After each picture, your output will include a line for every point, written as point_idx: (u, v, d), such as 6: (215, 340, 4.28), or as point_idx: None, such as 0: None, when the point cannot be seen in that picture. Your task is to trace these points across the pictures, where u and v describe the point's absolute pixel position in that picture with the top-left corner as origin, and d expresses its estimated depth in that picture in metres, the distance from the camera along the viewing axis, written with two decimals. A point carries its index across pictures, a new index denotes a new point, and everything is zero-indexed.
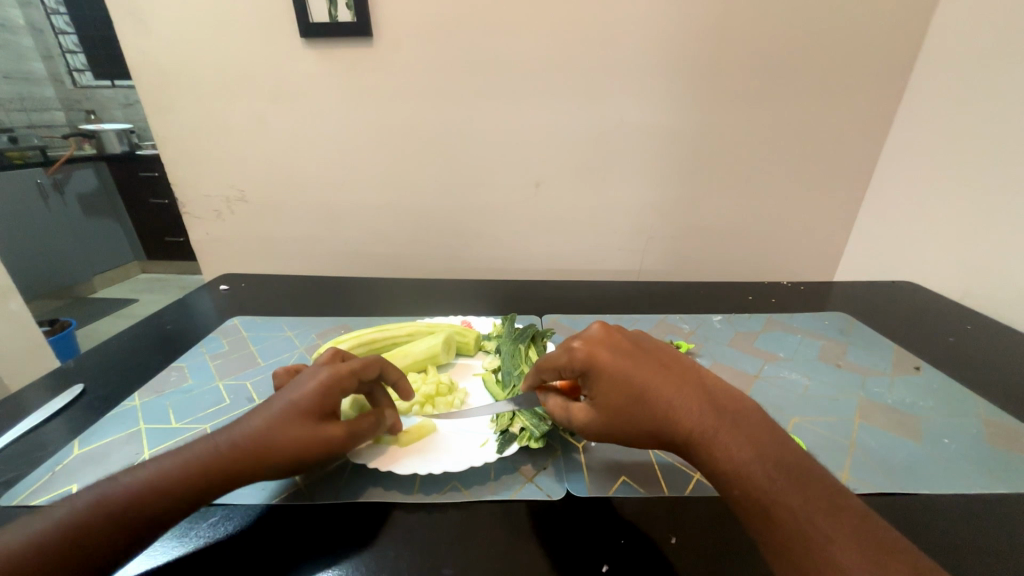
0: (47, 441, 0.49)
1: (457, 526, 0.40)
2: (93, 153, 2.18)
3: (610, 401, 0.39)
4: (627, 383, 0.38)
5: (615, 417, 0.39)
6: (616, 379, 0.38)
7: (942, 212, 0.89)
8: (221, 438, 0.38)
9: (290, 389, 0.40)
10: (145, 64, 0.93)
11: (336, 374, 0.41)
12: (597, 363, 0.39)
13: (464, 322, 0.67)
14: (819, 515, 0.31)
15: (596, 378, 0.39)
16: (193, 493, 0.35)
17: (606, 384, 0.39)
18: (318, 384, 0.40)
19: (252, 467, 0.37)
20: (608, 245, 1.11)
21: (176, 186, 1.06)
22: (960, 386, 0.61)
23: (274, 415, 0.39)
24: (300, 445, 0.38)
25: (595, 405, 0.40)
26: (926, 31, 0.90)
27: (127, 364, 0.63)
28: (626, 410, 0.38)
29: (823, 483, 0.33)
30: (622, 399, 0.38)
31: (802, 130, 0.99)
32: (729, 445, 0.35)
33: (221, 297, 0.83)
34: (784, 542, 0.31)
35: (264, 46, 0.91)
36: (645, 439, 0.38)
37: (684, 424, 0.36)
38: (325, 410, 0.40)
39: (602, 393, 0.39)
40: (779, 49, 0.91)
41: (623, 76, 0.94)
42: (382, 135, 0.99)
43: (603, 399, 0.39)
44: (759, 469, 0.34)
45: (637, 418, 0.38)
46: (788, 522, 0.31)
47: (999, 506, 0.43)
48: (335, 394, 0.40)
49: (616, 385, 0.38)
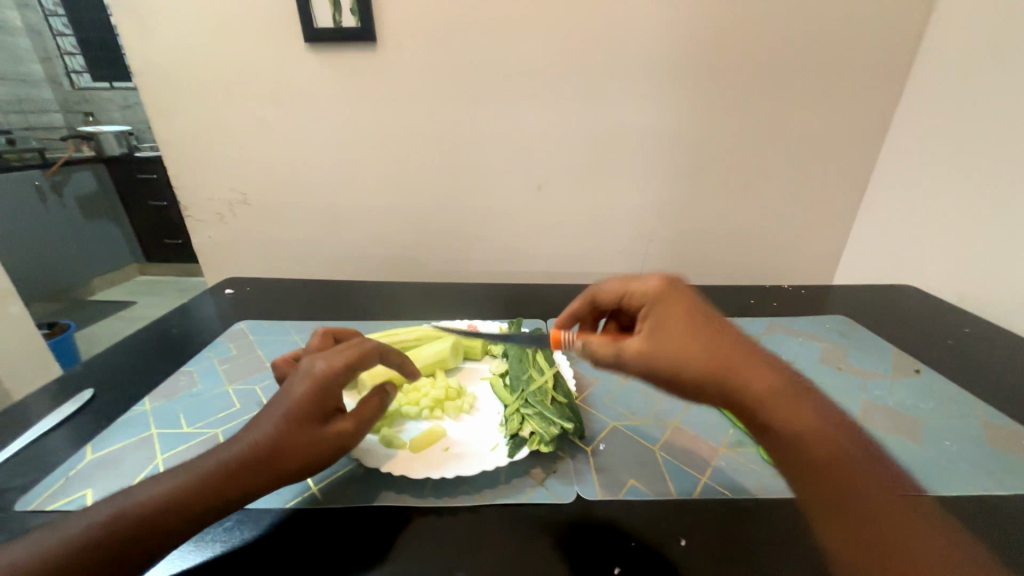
0: (60, 446, 0.50)
1: (470, 531, 0.41)
2: (91, 155, 2.17)
3: (677, 330, 0.41)
4: (690, 317, 0.42)
5: (681, 343, 0.40)
6: (678, 312, 0.42)
7: (938, 216, 0.90)
8: (228, 454, 0.38)
9: (285, 391, 0.41)
10: (149, 70, 0.94)
11: (328, 372, 0.40)
12: (673, 300, 0.43)
13: (471, 326, 0.68)
14: (861, 469, 0.35)
15: (669, 311, 0.43)
16: (201, 510, 0.36)
17: (668, 316, 0.42)
18: (314, 380, 0.40)
19: (266, 484, 0.38)
20: (610, 248, 1.11)
21: (178, 190, 1.07)
22: (958, 388, 0.62)
23: (276, 419, 0.39)
24: (309, 447, 0.39)
25: (659, 333, 0.41)
26: (921, 39, 0.92)
27: (135, 369, 0.63)
28: (681, 341, 0.40)
29: (862, 438, 0.37)
30: (688, 332, 0.40)
31: (801, 135, 1.00)
32: (786, 399, 0.37)
33: (225, 302, 0.83)
34: (827, 493, 0.34)
35: (268, 52, 0.92)
36: (695, 379, 0.39)
37: (735, 357, 0.39)
38: (325, 407, 0.41)
39: (672, 322, 0.42)
40: (778, 55, 0.93)
41: (625, 80, 0.95)
42: (385, 139, 1.00)
43: (670, 327, 0.41)
44: (809, 423, 0.36)
45: (694, 350, 0.40)
46: (831, 471, 0.35)
47: (1001, 506, 0.44)
48: (332, 390, 0.41)
49: (684, 319, 0.42)
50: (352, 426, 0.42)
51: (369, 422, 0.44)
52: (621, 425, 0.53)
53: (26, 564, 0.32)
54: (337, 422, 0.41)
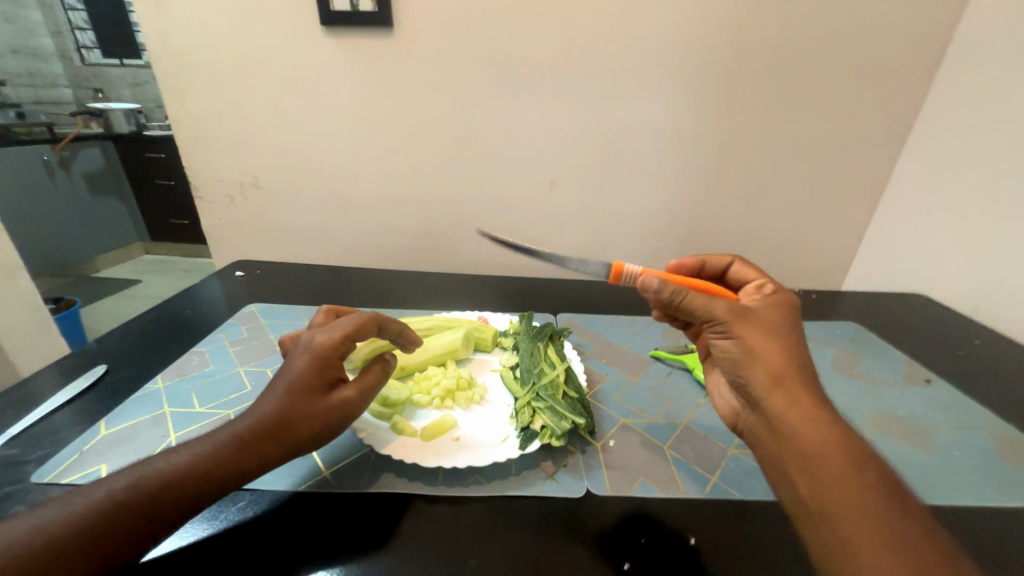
0: (74, 421, 0.50)
1: (480, 521, 0.41)
2: (99, 131, 2.16)
3: (767, 325, 0.40)
4: (786, 325, 0.41)
5: (762, 335, 0.40)
6: (779, 317, 0.41)
7: (954, 226, 0.89)
8: (239, 428, 0.39)
9: (287, 366, 0.42)
10: (164, 48, 0.93)
11: (327, 345, 0.42)
12: (779, 308, 0.42)
13: (481, 318, 0.68)
14: (882, 495, 0.33)
15: (765, 311, 0.42)
16: (218, 481, 0.37)
17: (766, 315, 0.41)
18: (314, 354, 0.42)
19: (276, 455, 0.39)
20: (619, 245, 1.11)
21: (189, 171, 1.06)
22: (969, 399, 0.62)
23: (280, 391, 0.40)
24: (314, 415, 0.41)
25: (752, 318, 0.41)
26: (947, 46, 0.90)
27: (147, 347, 0.64)
28: (780, 327, 0.40)
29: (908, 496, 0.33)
30: (776, 333, 0.40)
31: (819, 138, 0.99)
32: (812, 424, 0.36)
33: (234, 284, 0.84)
34: (831, 501, 0.33)
35: (284, 34, 0.91)
36: (779, 360, 0.38)
37: (803, 365, 0.39)
38: (327, 378, 0.42)
39: (765, 319, 0.41)
40: (800, 57, 0.91)
41: (643, 76, 0.94)
42: (399, 126, 0.99)
43: (762, 321, 0.41)
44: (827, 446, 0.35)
45: (788, 339, 0.40)
46: (835, 471, 0.34)
47: (1011, 521, 0.44)
48: (332, 362, 0.42)
49: (774, 323, 0.41)
50: (356, 393, 0.43)
51: (372, 388, 0.45)
52: (631, 423, 0.53)
53: (45, 527, 0.32)
54: (342, 390, 0.43)
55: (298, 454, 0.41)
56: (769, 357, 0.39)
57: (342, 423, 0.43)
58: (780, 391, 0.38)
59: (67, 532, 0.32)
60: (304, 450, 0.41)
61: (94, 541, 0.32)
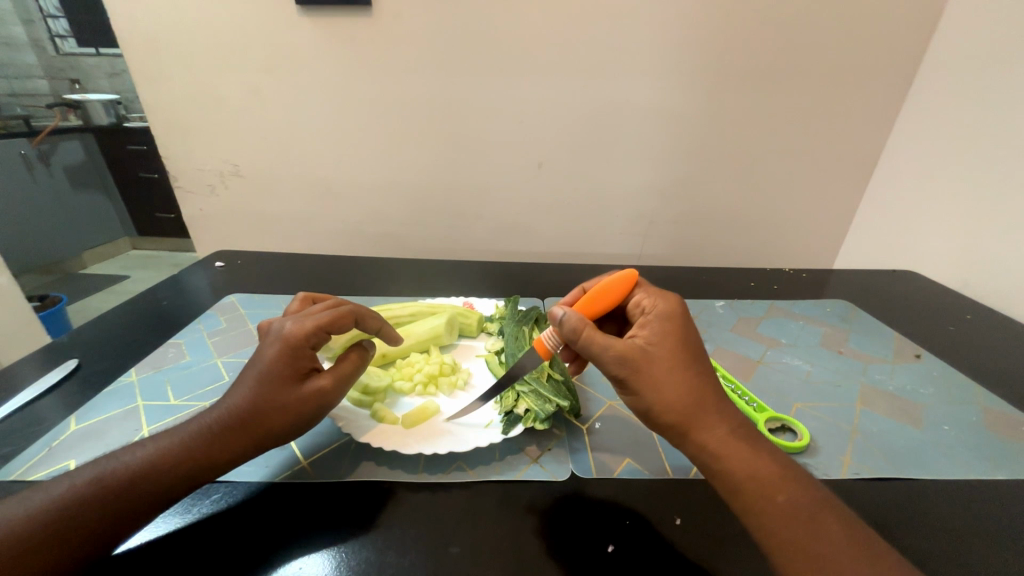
0: (44, 416, 0.49)
1: (463, 507, 0.40)
2: (79, 124, 2.10)
3: (664, 369, 0.39)
4: (686, 362, 0.40)
5: (658, 384, 0.39)
6: (677, 354, 0.40)
7: (943, 202, 0.89)
8: (209, 420, 0.39)
9: (257, 357, 0.41)
10: (132, 30, 0.89)
11: (297, 335, 0.40)
12: (674, 341, 0.40)
13: (466, 303, 0.67)
14: (815, 527, 0.33)
15: (660, 350, 0.40)
16: (186, 472, 0.36)
17: (662, 354, 0.40)
18: (280, 347, 0.40)
19: (249, 448, 0.38)
20: (610, 228, 1.09)
21: (167, 160, 1.03)
22: (959, 373, 0.61)
23: (251, 382, 0.40)
24: (285, 407, 0.40)
25: (648, 363, 0.39)
26: (940, 16, 0.88)
27: (123, 340, 0.62)
28: (677, 370, 0.39)
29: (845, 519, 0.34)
30: (673, 379, 0.39)
31: (811, 114, 0.97)
32: (739, 461, 0.36)
33: (216, 274, 0.81)
34: (771, 542, 0.33)
35: (258, 13, 0.87)
36: (682, 410, 0.38)
37: (709, 410, 0.38)
38: (297, 370, 0.41)
39: (661, 360, 0.39)
40: (792, 29, 0.89)
41: (633, 53, 0.91)
42: (382, 109, 0.96)
43: (658, 364, 0.39)
44: (755, 483, 0.35)
45: (687, 382, 0.39)
46: (767, 506, 0.34)
47: (998, 492, 0.44)
48: (303, 353, 0.41)
49: (673, 365, 0.39)
50: (330, 385, 0.42)
51: (348, 377, 0.43)
52: (617, 405, 0.53)
53: (5, 522, 0.32)
54: (315, 381, 0.41)
55: (273, 444, 0.40)
56: (670, 409, 0.38)
57: (318, 413, 0.42)
58: (690, 442, 0.38)
59: (28, 526, 0.32)
60: (278, 442, 0.40)
61: (56, 535, 0.32)
